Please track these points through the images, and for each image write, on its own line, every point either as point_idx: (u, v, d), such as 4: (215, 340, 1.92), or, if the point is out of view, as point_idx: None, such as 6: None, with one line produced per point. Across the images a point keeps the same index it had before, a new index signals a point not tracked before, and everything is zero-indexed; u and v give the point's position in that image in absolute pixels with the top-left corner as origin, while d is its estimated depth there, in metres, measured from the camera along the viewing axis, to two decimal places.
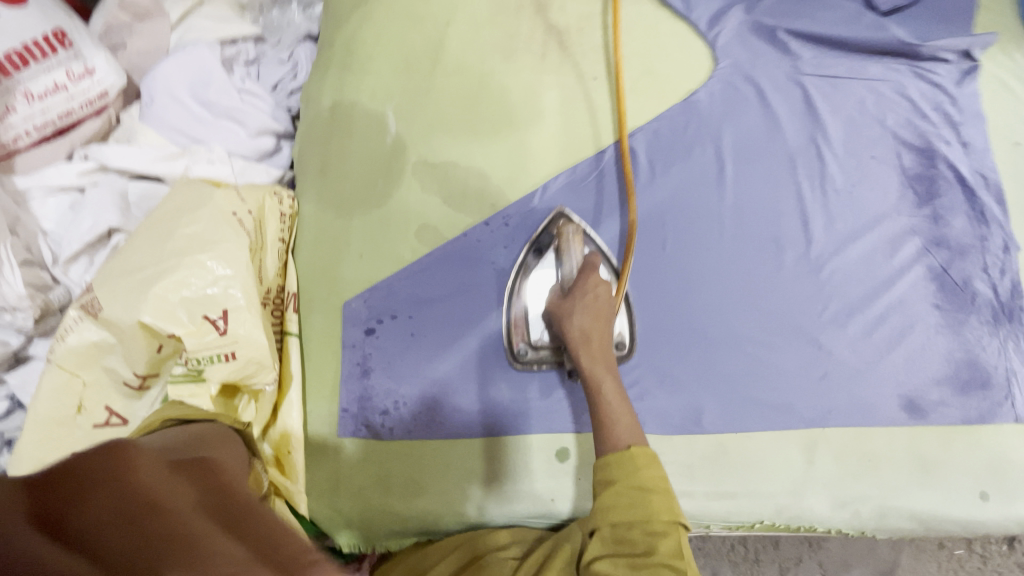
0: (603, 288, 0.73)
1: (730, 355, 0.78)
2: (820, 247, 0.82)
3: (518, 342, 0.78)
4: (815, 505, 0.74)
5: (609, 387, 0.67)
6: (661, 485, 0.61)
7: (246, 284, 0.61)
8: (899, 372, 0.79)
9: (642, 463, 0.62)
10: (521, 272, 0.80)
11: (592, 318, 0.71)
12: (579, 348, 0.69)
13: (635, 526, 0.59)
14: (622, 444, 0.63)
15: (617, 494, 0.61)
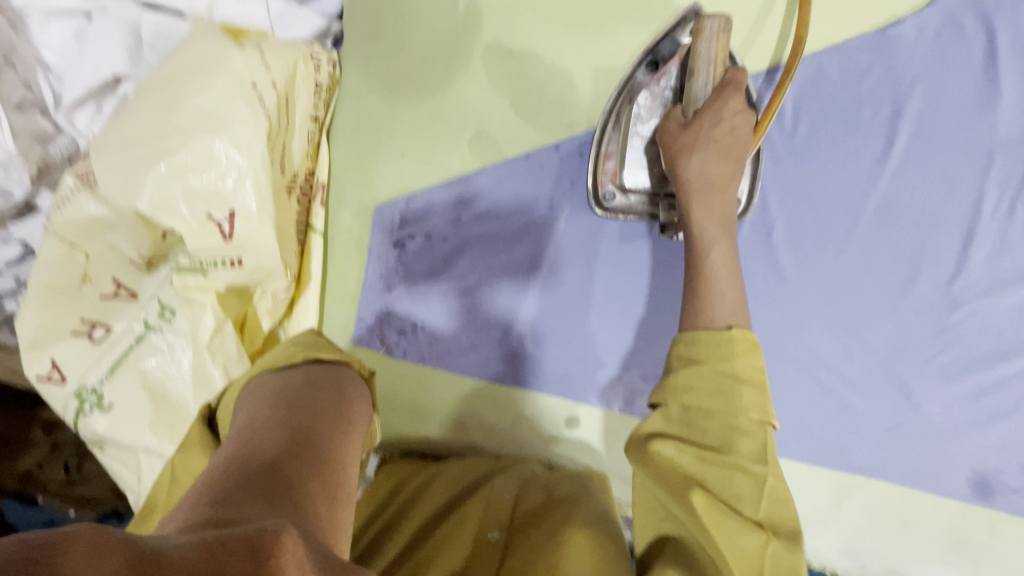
0: (741, 119, 0.54)
1: (793, 378, 0.66)
2: (968, 281, 0.63)
3: (605, 185, 0.63)
4: (821, 544, 0.69)
5: (718, 254, 0.53)
6: (759, 381, 0.47)
7: (260, 182, 0.52)
8: (989, 448, 0.65)
9: (740, 351, 0.48)
10: (625, 91, 0.60)
11: (719, 161, 0.53)
12: (692, 196, 0.54)
13: (715, 416, 0.46)
14: (720, 323, 0.50)
15: (697, 374, 0.48)
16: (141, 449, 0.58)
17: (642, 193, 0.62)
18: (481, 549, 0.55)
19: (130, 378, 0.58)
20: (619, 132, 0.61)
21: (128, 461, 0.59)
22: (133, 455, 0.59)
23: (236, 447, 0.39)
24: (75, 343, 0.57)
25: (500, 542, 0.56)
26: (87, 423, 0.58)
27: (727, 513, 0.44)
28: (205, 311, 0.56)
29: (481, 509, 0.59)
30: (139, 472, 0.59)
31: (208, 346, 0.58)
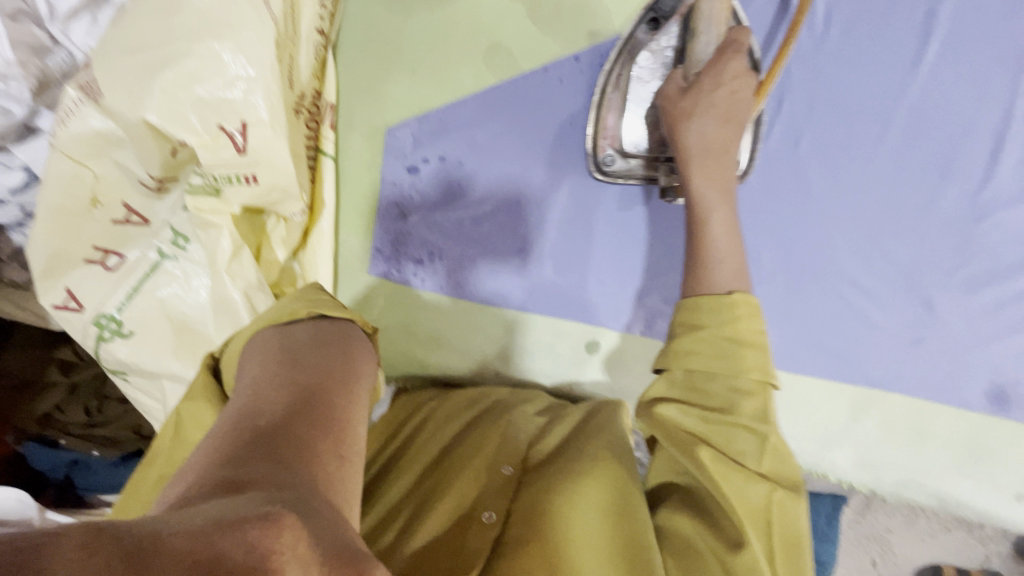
0: (742, 81, 0.52)
1: (815, 295, 0.66)
2: (996, 189, 0.62)
3: (605, 148, 0.61)
4: (838, 458, 0.71)
5: (718, 220, 0.52)
6: (762, 342, 0.47)
7: (271, 93, 0.50)
8: (1008, 359, 0.66)
9: (742, 314, 0.48)
10: (626, 51, 0.58)
11: (719, 126, 0.52)
12: (692, 162, 0.53)
13: (717, 378, 0.47)
14: (722, 289, 0.50)
15: (699, 339, 0.48)
16: (165, 374, 0.58)
17: (644, 155, 0.60)
18: (495, 488, 0.55)
19: (149, 306, 0.57)
20: (618, 94, 0.59)
21: (154, 388, 0.59)
22: (158, 382, 0.59)
23: (238, 413, 0.38)
24: (89, 271, 0.56)
25: (514, 480, 0.56)
26: (109, 350, 0.57)
27: (735, 470, 0.45)
28: (222, 234, 0.55)
29: (495, 447, 0.59)
30: (165, 399, 0.59)
31: (227, 270, 0.56)
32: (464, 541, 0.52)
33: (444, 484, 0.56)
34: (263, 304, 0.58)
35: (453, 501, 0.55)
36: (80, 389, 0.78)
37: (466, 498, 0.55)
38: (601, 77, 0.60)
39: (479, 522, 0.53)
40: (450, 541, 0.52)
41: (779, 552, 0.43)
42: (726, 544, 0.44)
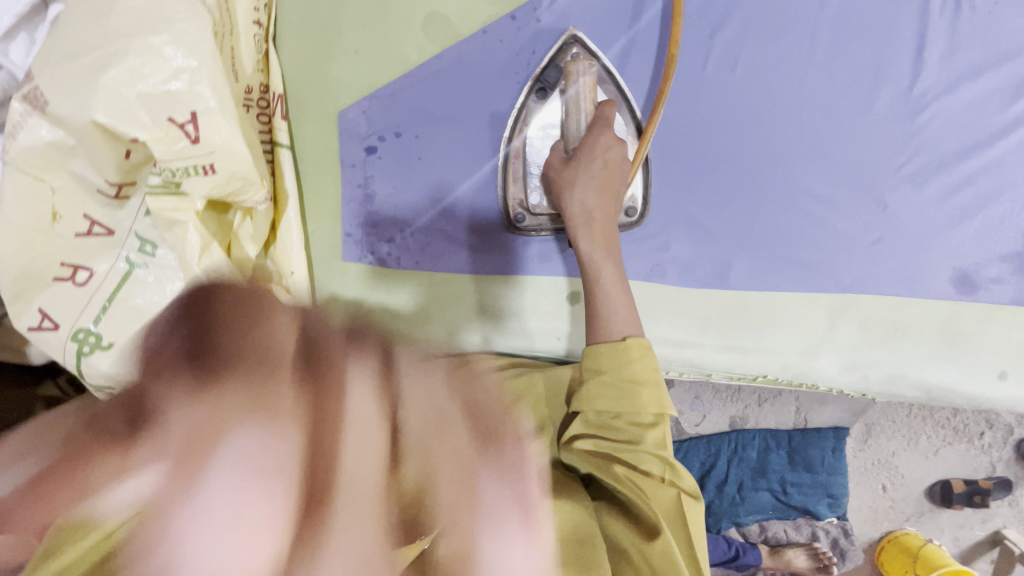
0: (613, 153, 0.61)
1: (777, 211, 0.68)
2: (927, 83, 0.65)
3: (515, 209, 0.68)
4: (825, 366, 0.73)
5: (607, 275, 0.61)
6: (654, 379, 0.58)
7: (217, 80, 0.51)
8: (963, 243, 0.69)
9: (636, 357, 0.57)
10: (520, 117, 0.66)
11: (598, 189, 0.61)
12: (578, 228, 0.61)
13: (621, 416, 0.57)
14: (616, 335, 0.59)
15: (605, 385, 0.57)
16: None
17: (548, 211, 0.68)
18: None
19: (125, 316, 0.57)
20: (518, 163, 0.67)
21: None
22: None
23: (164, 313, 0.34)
24: (60, 289, 0.56)
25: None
26: (92, 365, 0.57)
27: (648, 481, 0.56)
28: (189, 230, 0.55)
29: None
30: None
31: (198, 267, 0.56)
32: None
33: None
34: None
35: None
36: None
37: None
38: (500, 150, 0.67)
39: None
40: None
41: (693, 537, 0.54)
42: (642, 534, 0.53)
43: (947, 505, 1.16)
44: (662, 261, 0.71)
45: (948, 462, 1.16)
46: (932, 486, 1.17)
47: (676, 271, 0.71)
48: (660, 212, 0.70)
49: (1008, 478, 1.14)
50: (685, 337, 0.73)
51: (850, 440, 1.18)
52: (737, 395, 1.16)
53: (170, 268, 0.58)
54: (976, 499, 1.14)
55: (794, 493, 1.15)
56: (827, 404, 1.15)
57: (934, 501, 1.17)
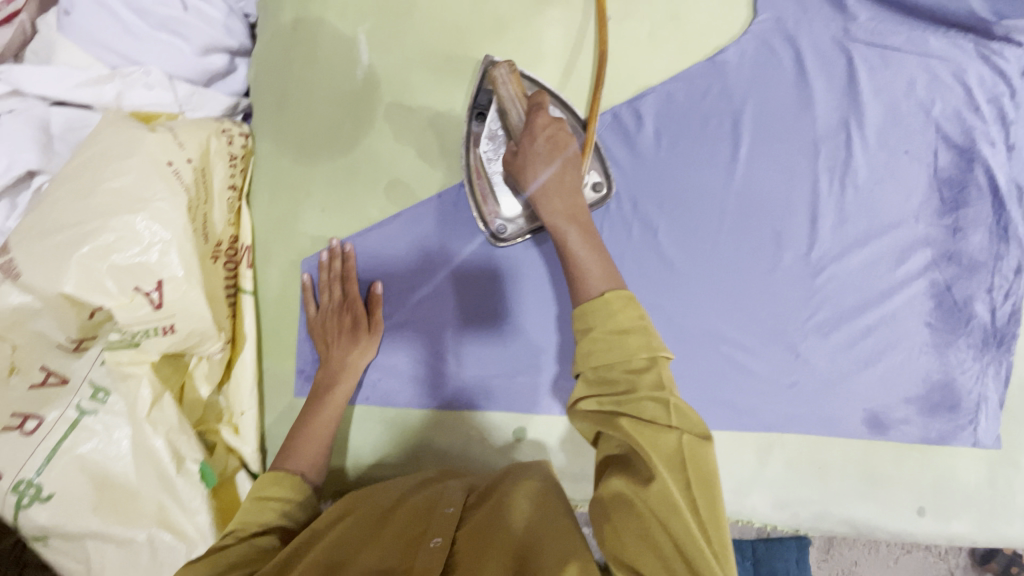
0: (555, 129, 0.61)
1: (703, 355, 0.75)
2: (823, 249, 0.75)
3: (493, 218, 0.69)
4: (757, 503, 0.77)
5: (575, 238, 0.58)
6: (642, 327, 0.52)
7: (186, 251, 0.56)
8: (870, 388, 0.76)
9: (618, 307, 0.53)
10: (470, 142, 0.69)
11: (553, 159, 0.60)
12: (539, 202, 0.60)
13: (615, 366, 0.51)
14: (596, 292, 0.55)
15: (592, 340, 0.52)
16: (87, 533, 0.58)
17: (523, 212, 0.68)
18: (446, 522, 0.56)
19: (69, 464, 0.58)
20: (481, 179, 0.68)
21: (77, 549, 0.59)
22: (80, 542, 0.58)
23: None
24: (5, 437, 0.56)
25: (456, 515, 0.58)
26: (28, 517, 0.57)
27: (648, 429, 0.49)
28: (141, 384, 0.60)
29: (438, 494, 0.61)
30: (89, 558, 0.59)
31: (148, 419, 0.60)
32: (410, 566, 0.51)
33: (391, 522, 0.57)
34: (185, 446, 0.62)
35: (400, 540, 0.55)
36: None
37: (414, 533, 0.56)
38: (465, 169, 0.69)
39: (427, 548, 0.54)
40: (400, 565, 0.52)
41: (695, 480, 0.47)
42: (640, 483, 0.48)
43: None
44: None
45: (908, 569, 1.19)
46: None
47: None
48: None
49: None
50: None
51: (814, 550, 1.20)
52: None
53: (120, 413, 0.60)
54: None
55: None
56: None
57: None
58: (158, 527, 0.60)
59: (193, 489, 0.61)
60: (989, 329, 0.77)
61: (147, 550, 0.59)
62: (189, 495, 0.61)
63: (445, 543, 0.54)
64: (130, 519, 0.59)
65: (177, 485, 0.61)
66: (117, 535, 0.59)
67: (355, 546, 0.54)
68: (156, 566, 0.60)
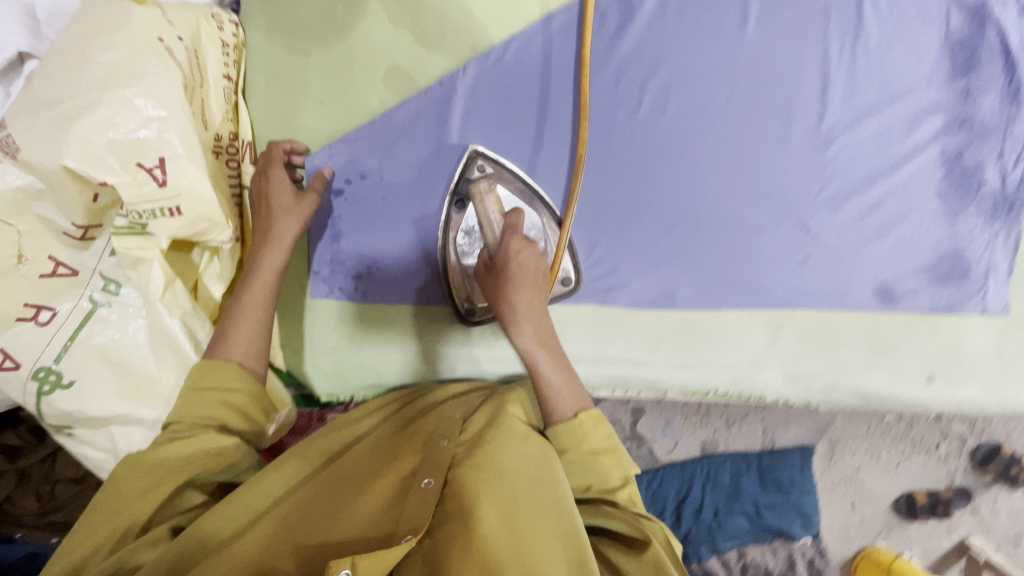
0: (527, 253, 0.64)
1: (712, 236, 0.75)
2: (833, 120, 0.74)
3: (463, 303, 0.73)
4: (770, 378, 0.78)
5: (545, 361, 0.62)
6: (614, 446, 0.61)
7: (185, 129, 0.54)
8: (881, 259, 0.76)
9: (591, 429, 0.61)
10: (445, 226, 0.72)
11: (524, 276, 0.63)
12: (508, 324, 0.63)
13: (591, 488, 0.61)
14: (568, 413, 0.62)
15: (569, 458, 0.61)
16: (113, 419, 0.60)
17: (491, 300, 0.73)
18: (438, 460, 0.57)
19: (88, 354, 0.59)
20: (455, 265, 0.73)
21: (104, 437, 0.61)
22: (107, 429, 0.60)
23: None
24: (22, 328, 0.56)
25: (450, 451, 0.58)
26: (52, 404, 0.58)
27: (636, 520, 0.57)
28: (153, 267, 0.57)
29: (431, 432, 0.62)
30: (117, 445, 0.61)
31: (161, 302, 0.58)
32: (404, 505, 0.52)
33: (385, 462, 0.58)
34: (201, 330, 0.61)
35: (391, 477, 0.56)
36: (29, 478, 0.75)
37: (407, 471, 0.56)
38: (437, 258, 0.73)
39: (417, 488, 0.54)
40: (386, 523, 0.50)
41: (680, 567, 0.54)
42: (630, 552, 0.55)
43: (913, 516, 1.23)
44: (614, 287, 0.75)
45: (910, 474, 1.24)
46: (897, 500, 1.24)
47: (627, 296, 0.76)
48: (610, 243, 0.75)
49: (965, 487, 1.23)
50: (641, 356, 0.77)
51: (818, 458, 1.24)
52: (704, 417, 1.22)
53: (133, 304, 0.60)
54: (937, 509, 1.23)
55: (767, 514, 1.17)
56: (789, 425, 1.22)
57: (900, 513, 1.24)
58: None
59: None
60: (1000, 196, 0.76)
61: None
62: None
63: (437, 483, 0.54)
64: (154, 403, 0.60)
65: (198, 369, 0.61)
66: (144, 419, 0.60)
67: (346, 492, 0.54)
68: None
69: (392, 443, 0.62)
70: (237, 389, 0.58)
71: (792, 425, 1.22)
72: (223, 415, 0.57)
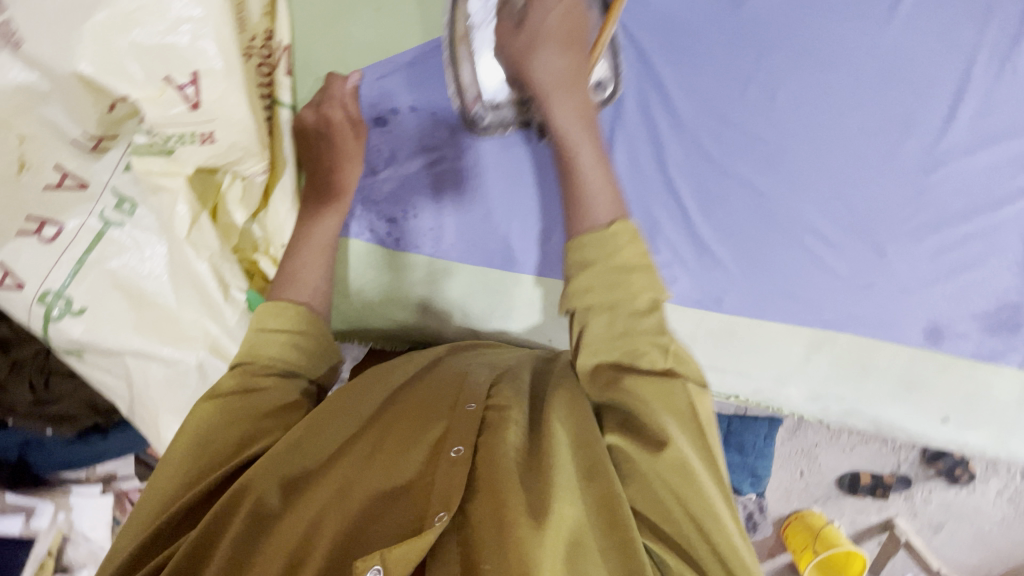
0: (570, 8, 0.58)
1: (781, 246, 0.69)
2: (951, 142, 0.65)
3: (474, 105, 0.63)
4: (791, 393, 0.77)
5: (584, 155, 0.58)
6: (646, 264, 0.54)
7: (222, 37, 0.50)
8: (942, 299, 0.72)
9: (622, 244, 0.54)
10: None
11: (568, 48, 0.58)
12: (546, 96, 0.58)
13: (617, 306, 0.53)
14: (604, 219, 0.56)
15: (595, 274, 0.53)
16: (125, 352, 0.57)
17: (510, 102, 0.63)
18: (465, 425, 0.52)
19: (98, 278, 0.56)
20: (465, 47, 0.61)
21: (114, 367, 0.58)
22: (118, 360, 0.58)
23: None
24: (24, 243, 0.54)
25: (480, 415, 0.53)
26: (60, 330, 0.56)
27: (655, 384, 0.50)
28: (177, 198, 0.56)
29: (457, 392, 0.56)
30: (127, 377, 0.59)
31: (187, 240, 0.57)
32: (436, 474, 0.48)
33: (405, 423, 0.54)
34: (229, 273, 0.60)
35: (418, 442, 0.52)
36: (24, 367, 0.72)
37: (436, 433, 0.52)
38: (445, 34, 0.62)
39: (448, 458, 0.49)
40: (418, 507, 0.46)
41: (704, 435, 0.49)
42: (649, 449, 0.49)
43: (852, 491, 1.30)
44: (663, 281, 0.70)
45: (861, 456, 1.28)
46: (842, 477, 1.30)
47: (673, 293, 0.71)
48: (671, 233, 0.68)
49: (909, 476, 1.28)
50: None
51: (782, 430, 1.30)
52: None
53: (151, 230, 0.57)
54: (877, 491, 1.29)
55: None
56: None
57: (842, 488, 1.31)
58: (207, 353, 0.60)
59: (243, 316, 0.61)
60: None
61: (194, 373, 0.60)
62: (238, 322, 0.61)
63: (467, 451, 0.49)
64: (174, 342, 0.59)
65: (224, 312, 0.60)
66: (163, 356, 0.58)
67: (368, 458, 0.50)
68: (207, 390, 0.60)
69: (410, 397, 0.57)
70: (301, 330, 0.59)
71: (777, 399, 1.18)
72: (290, 354, 0.57)
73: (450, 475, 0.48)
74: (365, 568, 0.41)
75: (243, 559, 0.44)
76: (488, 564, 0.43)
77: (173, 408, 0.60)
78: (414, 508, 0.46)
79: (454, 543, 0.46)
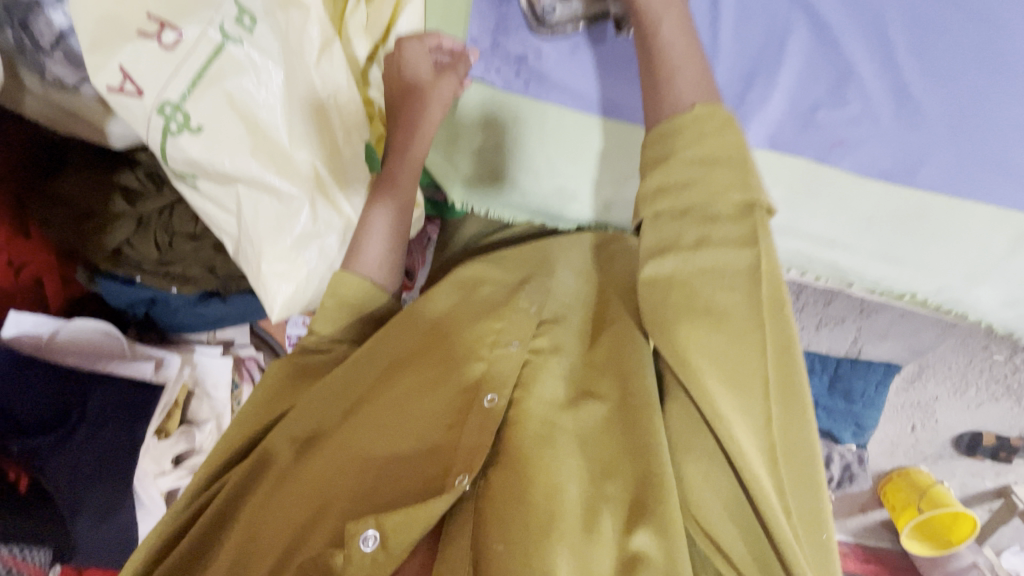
0: None
1: (1008, 97, 0.55)
2: None
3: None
4: (982, 295, 0.64)
5: (669, 31, 0.51)
6: (735, 158, 0.45)
7: None
8: None
9: (710, 128, 0.46)
10: None
11: None
12: None
13: (691, 214, 0.46)
14: (684, 102, 0.49)
15: (670, 172, 0.47)
16: (240, 180, 0.59)
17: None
18: (504, 370, 0.53)
19: (215, 98, 0.56)
20: None
21: (230, 195, 0.60)
22: (233, 187, 0.60)
23: None
24: (145, 47, 0.53)
25: (519, 359, 0.54)
26: (178, 146, 0.57)
27: (724, 354, 0.43)
28: (308, 21, 0.57)
29: (503, 319, 0.57)
30: (240, 206, 0.61)
31: (316, 67, 0.58)
32: (462, 428, 0.51)
33: (433, 363, 0.54)
34: (348, 112, 0.61)
35: (444, 386, 0.53)
36: (150, 224, 0.73)
37: (466, 381, 0.53)
38: None
39: (480, 407, 0.51)
40: (434, 456, 0.50)
41: (775, 420, 0.43)
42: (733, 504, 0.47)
43: (968, 453, 1.15)
44: (847, 141, 0.58)
45: (988, 415, 1.10)
46: (959, 438, 1.14)
47: (854, 159, 0.59)
48: (860, 80, 0.56)
49: None
50: (839, 238, 0.64)
51: (897, 379, 1.11)
52: (796, 314, 1.07)
53: (268, 51, 0.56)
54: (1000, 454, 1.13)
55: (822, 416, 1.13)
56: (886, 339, 1.03)
57: (958, 447, 1.16)
58: (316, 192, 0.61)
59: (356, 161, 0.63)
60: None
61: (306, 211, 0.61)
62: (356, 169, 0.63)
63: (497, 402, 0.51)
64: (289, 178, 0.59)
65: (341, 149, 0.62)
66: (277, 188, 0.59)
67: (393, 402, 0.52)
68: (316, 229, 0.62)
69: (440, 332, 0.57)
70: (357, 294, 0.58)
71: (889, 340, 1.04)
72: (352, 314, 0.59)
73: (478, 431, 0.50)
74: (356, 532, 0.44)
75: (272, 503, 0.49)
76: (499, 543, 0.45)
77: (277, 243, 0.62)
78: (435, 463, 0.49)
79: (470, 505, 0.49)
